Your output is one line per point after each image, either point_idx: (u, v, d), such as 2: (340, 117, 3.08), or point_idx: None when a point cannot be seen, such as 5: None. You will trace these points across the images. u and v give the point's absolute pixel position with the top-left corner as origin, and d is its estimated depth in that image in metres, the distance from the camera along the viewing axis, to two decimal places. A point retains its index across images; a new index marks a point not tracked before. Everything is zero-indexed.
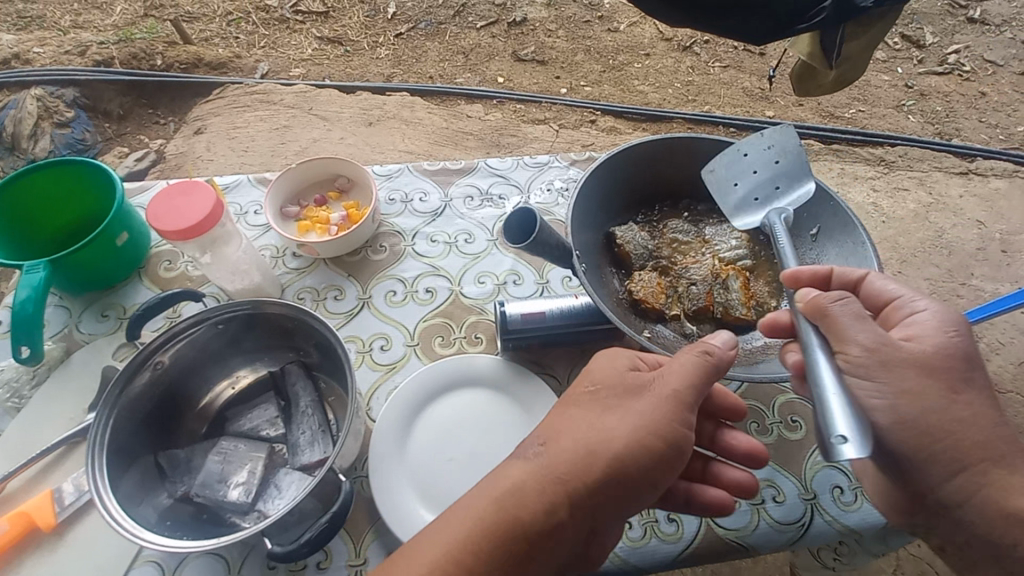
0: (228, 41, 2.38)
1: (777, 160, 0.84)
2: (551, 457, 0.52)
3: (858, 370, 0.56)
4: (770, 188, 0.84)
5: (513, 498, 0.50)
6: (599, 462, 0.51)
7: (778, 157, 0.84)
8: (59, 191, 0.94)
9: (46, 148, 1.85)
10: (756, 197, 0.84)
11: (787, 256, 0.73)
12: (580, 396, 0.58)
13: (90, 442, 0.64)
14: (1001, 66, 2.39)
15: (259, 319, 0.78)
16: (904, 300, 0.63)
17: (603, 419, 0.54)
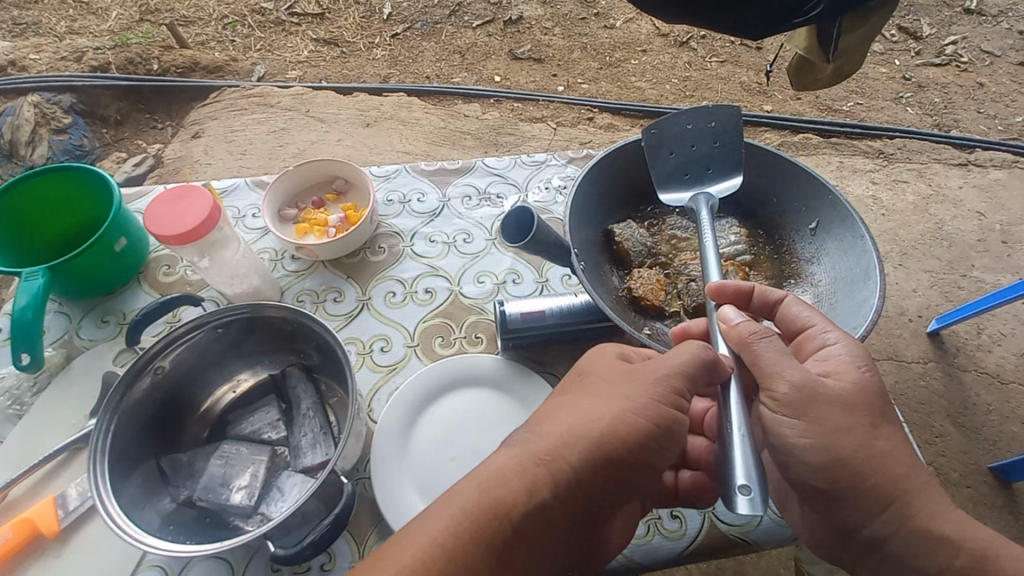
0: (225, 45, 2.38)
1: (716, 142, 0.86)
2: (537, 440, 0.51)
3: (786, 409, 0.57)
4: (700, 174, 0.87)
5: (497, 480, 0.47)
6: (585, 444, 0.50)
7: (720, 139, 0.86)
8: (56, 197, 0.94)
9: (44, 154, 1.85)
10: (686, 174, 0.87)
11: (711, 265, 0.74)
12: (571, 389, 0.58)
13: (91, 448, 0.64)
14: (998, 56, 2.38)
15: (258, 322, 0.78)
16: (815, 330, 0.65)
17: (591, 405, 0.54)
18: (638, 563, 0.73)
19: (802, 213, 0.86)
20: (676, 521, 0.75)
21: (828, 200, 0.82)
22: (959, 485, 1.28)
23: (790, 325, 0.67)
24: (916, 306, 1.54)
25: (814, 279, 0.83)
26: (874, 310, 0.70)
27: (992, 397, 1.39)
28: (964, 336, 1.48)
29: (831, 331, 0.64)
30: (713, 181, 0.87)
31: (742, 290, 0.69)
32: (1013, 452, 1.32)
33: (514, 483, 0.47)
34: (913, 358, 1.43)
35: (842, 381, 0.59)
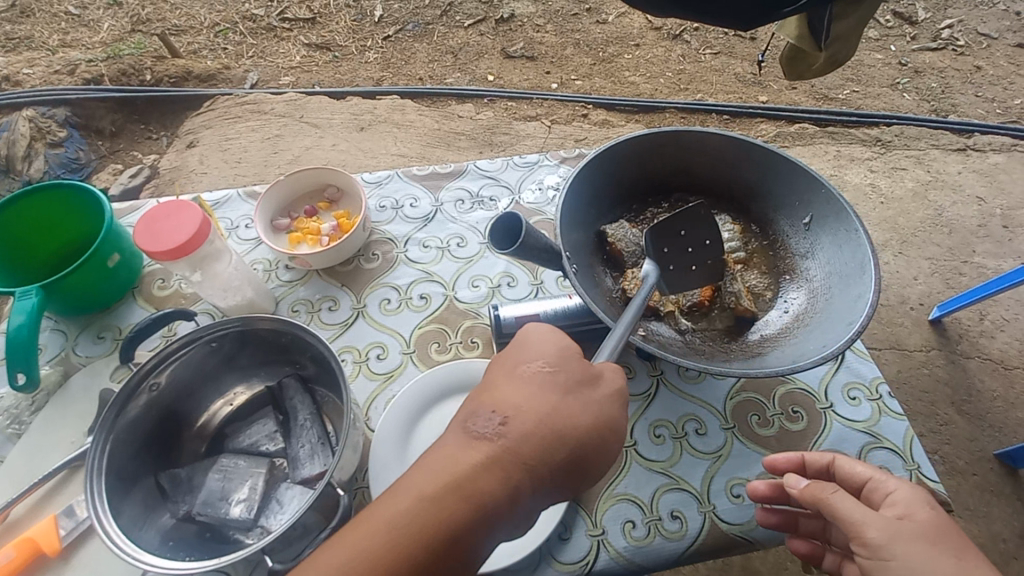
0: (217, 53, 2.37)
1: (707, 240, 0.81)
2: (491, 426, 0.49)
3: None
4: (679, 270, 0.80)
5: (448, 464, 0.47)
6: (531, 418, 0.49)
7: (709, 238, 0.81)
8: (47, 214, 0.94)
9: (40, 169, 1.84)
10: (663, 249, 0.79)
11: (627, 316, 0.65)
12: (505, 367, 0.54)
13: (88, 469, 0.63)
14: (995, 39, 2.36)
15: (250, 336, 0.78)
16: (878, 479, 0.60)
17: (522, 386, 0.52)
18: (638, 565, 0.72)
19: (794, 209, 0.85)
20: (677, 522, 0.74)
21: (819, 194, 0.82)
22: (966, 474, 1.28)
23: (851, 480, 0.63)
24: (917, 294, 1.53)
25: (810, 277, 0.82)
26: (869, 306, 0.70)
27: (997, 383, 1.38)
28: (967, 322, 1.47)
29: (890, 478, 0.60)
30: (696, 283, 0.81)
31: (792, 456, 0.70)
32: (1018, 438, 1.32)
33: (467, 504, 0.45)
34: (915, 346, 1.42)
35: (918, 519, 0.55)
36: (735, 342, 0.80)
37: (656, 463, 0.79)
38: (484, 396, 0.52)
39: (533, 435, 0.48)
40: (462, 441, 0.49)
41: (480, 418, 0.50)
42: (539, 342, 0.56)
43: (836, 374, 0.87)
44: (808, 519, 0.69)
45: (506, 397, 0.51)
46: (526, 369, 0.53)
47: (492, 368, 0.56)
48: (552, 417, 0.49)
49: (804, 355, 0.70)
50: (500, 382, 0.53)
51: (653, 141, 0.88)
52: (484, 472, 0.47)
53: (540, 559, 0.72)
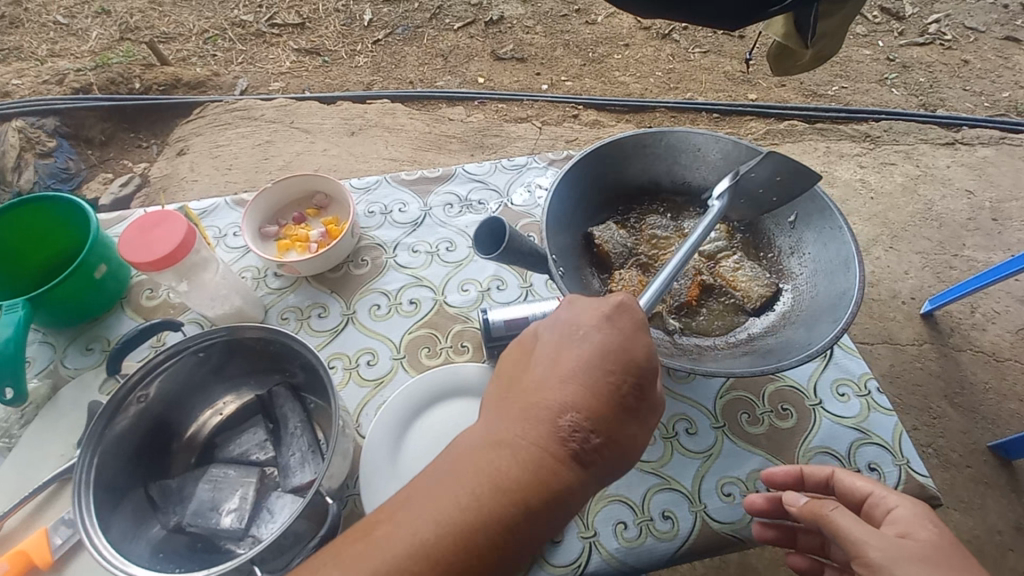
0: (206, 60, 2.37)
1: (773, 199, 0.85)
2: (573, 435, 0.49)
3: None
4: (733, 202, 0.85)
5: (530, 467, 0.48)
6: (610, 435, 0.50)
7: (779, 198, 0.84)
8: (34, 226, 0.93)
9: (30, 179, 1.83)
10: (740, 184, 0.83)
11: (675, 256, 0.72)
12: (589, 364, 0.52)
13: (75, 484, 0.63)
14: (982, 32, 2.38)
15: (237, 345, 0.77)
16: (878, 494, 0.60)
17: (605, 396, 0.51)
18: (630, 566, 0.72)
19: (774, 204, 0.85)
20: (668, 522, 0.75)
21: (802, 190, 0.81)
22: (960, 466, 1.28)
23: (851, 495, 0.63)
24: (909, 289, 1.54)
25: (795, 276, 0.83)
26: (854, 302, 0.70)
27: (988, 374, 1.39)
28: (959, 315, 1.48)
29: (890, 494, 0.60)
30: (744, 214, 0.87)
31: (791, 470, 0.70)
32: (1011, 430, 1.33)
33: (545, 511, 0.47)
34: (907, 340, 1.43)
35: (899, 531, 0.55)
36: (723, 341, 0.80)
37: (647, 463, 0.79)
38: (564, 397, 0.51)
39: (605, 441, 0.50)
40: (547, 446, 0.49)
41: (554, 412, 0.50)
42: (621, 331, 0.54)
43: (824, 371, 0.87)
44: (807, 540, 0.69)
45: (590, 406, 0.50)
46: (605, 367, 0.52)
47: (559, 350, 0.55)
48: (622, 421, 0.51)
49: (789, 353, 0.71)
50: (583, 383, 0.51)
51: (638, 143, 0.88)
52: (558, 469, 0.48)
53: (533, 562, 0.72)
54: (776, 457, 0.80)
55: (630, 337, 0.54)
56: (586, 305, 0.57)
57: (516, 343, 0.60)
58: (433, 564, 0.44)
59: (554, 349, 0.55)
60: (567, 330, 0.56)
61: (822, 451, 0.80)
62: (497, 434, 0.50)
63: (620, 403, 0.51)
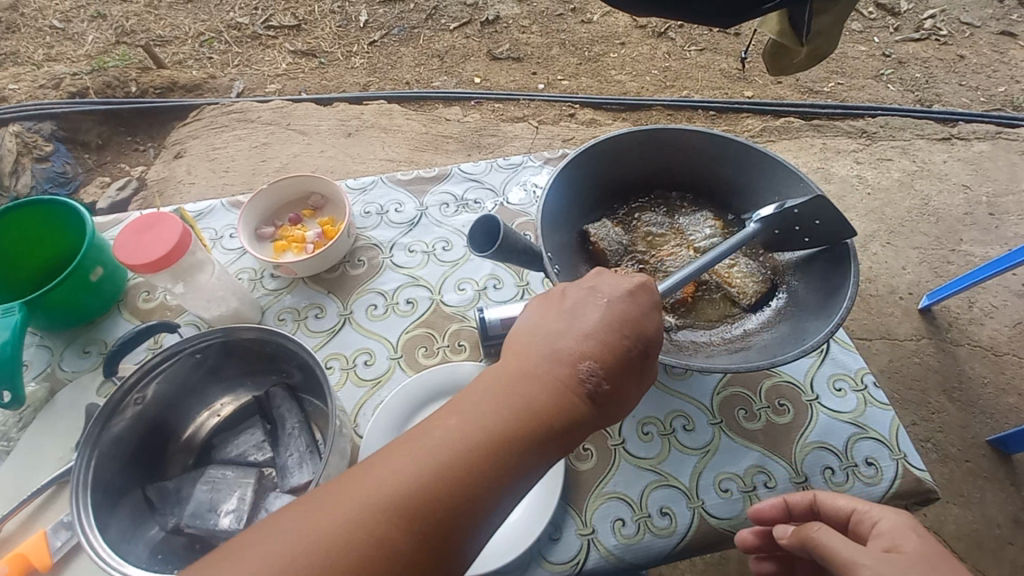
0: (202, 62, 2.37)
1: (806, 238, 0.80)
2: (584, 379, 0.50)
3: None
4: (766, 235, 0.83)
5: (542, 406, 0.48)
6: (616, 383, 0.52)
7: (811, 237, 0.79)
8: (30, 230, 0.93)
9: (28, 184, 1.83)
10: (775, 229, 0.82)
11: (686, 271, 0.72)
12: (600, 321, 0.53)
13: (74, 485, 0.63)
14: (978, 27, 2.38)
15: (233, 346, 0.77)
16: (861, 510, 0.60)
17: (615, 347, 0.52)
18: (628, 563, 0.73)
19: (808, 244, 0.81)
20: (666, 518, 0.75)
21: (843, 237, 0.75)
22: (958, 460, 1.29)
23: (836, 515, 0.63)
24: (906, 284, 1.54)
25: (791, 275, 0.83)
26: (848, 298, 0.70)
27: (986, 369, 1.40)
28: (957, 310, 1.48)
29: (873, 507, 0.60)
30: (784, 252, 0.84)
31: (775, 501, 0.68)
32: (1010, 424, 1.33)
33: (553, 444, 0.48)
34: (905, 335, 1.44)
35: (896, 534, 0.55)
36: (719, 337, 0.80)
37: (644, 460, 0.79)
38: (577, 344, 0.52)
39: (612, 393, 0.51)
40: (562, 387, 0.50)
41: (569, 360, 0.51)
42: (639, 305, 0.56)
43: (821, 366, 0.87)
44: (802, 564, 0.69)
45: (602, 356, 0.51)
46: (620, 330, 0.53)
47: (577, 312, 0.55)
48: (629, 378, 0.53)
49: (785, 349, 0.71)
50: (597, 333, 0.53)
51: (633, 142, 0.88)
52: (568, 412, 0.49)
53: (531, 560, 0.72)
54: (773, 453, 0.80)
55: (644, 313, 0.55)
56: (610, 286, 0.57)
57: (539, 297, 0.59)
58: (449, 483, 0.44)
59: (572, 312, 0.55)
60: (589, 295, 0.56)
61: (819, 446, 0.80)
62: (513, 375, 0.50)
63: (630, 362, 0.53)
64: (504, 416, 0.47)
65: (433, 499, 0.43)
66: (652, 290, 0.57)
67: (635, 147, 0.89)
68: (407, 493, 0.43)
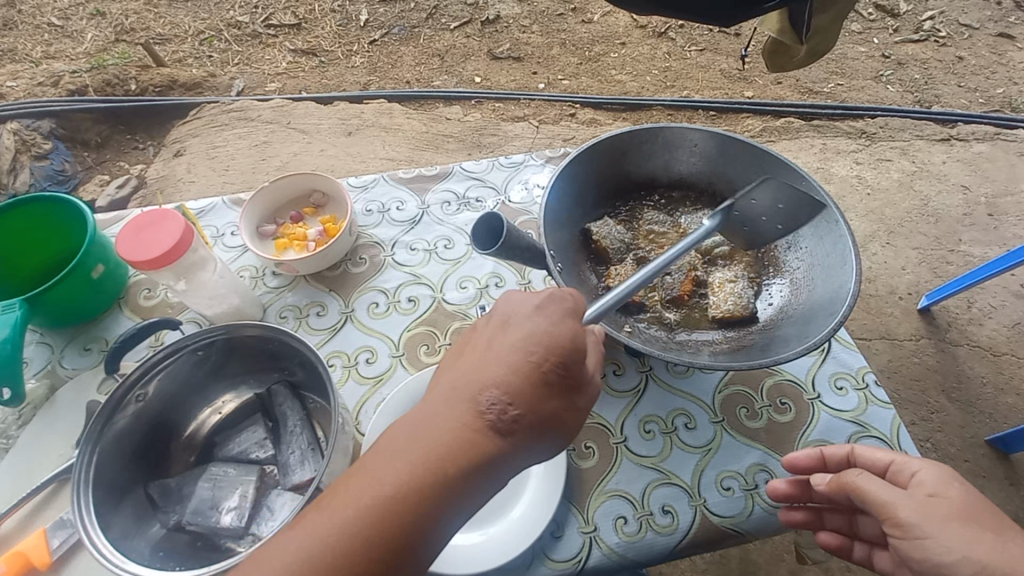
0: (202, 61, 2.36)
1: (780, 224, 0.84)
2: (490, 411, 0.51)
3: None
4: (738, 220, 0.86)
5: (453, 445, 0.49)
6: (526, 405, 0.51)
7: (783, 223, 0.84)
8: (27, 230, 0.93)
9: (26, 182, 1.82)
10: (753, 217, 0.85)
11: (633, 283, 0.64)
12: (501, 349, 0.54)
13: (75, 481, 0.63)
14: (976, 29, 2.39)
15: (236, 343, 0.77)
16: (900, 462, 0.62)
17: (518, 367, 0.52)
18: (631, 560, 0.73)
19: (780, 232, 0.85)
20: (668, 516, 0.75)
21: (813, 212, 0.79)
22: (958, 460, 1.29)
23: (874, 466, 0.64)
24: (906, 284, 1.55)
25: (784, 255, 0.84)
26: (851, 296, 0.70)
27: (986, 369, 1.40)
28: (956, 310, 1.49)
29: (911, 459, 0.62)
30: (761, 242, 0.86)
31: (811, 454, 0.70)
32: (1009, 424, 1.33)
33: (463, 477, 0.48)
34: (905, 335, 1.44)
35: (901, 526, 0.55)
36: (719, 335, 0.80)
37: (646, 458, 0.79)
38: (482, 374, 0.52)
39: (522, 418, 0.51)
40: (469, 423, 0.51)
41: (474, 396, 0.52)
42: (549, 317, 0.54)
43: (823, 365, 0.88)
44: (829, 513, 0.69)
45: (512, 383, 0.51)
46: (526, 348, 0.52)
47: (494, 338, 0.55)
48: (542, 398, 0.51)
49: (785, 348, 0.71)
50: (503, 362, 0.52)
51: (636, 140, 0.89)
52: (476, 447, 0.50)
53: (533, 558, 0.72)
54: (775, 451, 0.80)
55: (555, 322, 0.54)
56: (522, 298, 0.57)
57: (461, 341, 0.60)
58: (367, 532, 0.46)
59: (488, 339, 0.56)
60: (505, 318, 0.57)
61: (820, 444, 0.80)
62: (424, 421, 0.52)
63: (540, 382, 0.52)
64: (416, 462, 0.49)
65: (343, 561, 0.45)
66: (560, 297, 0.56)
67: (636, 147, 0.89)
68: (320, 553, 0.45)
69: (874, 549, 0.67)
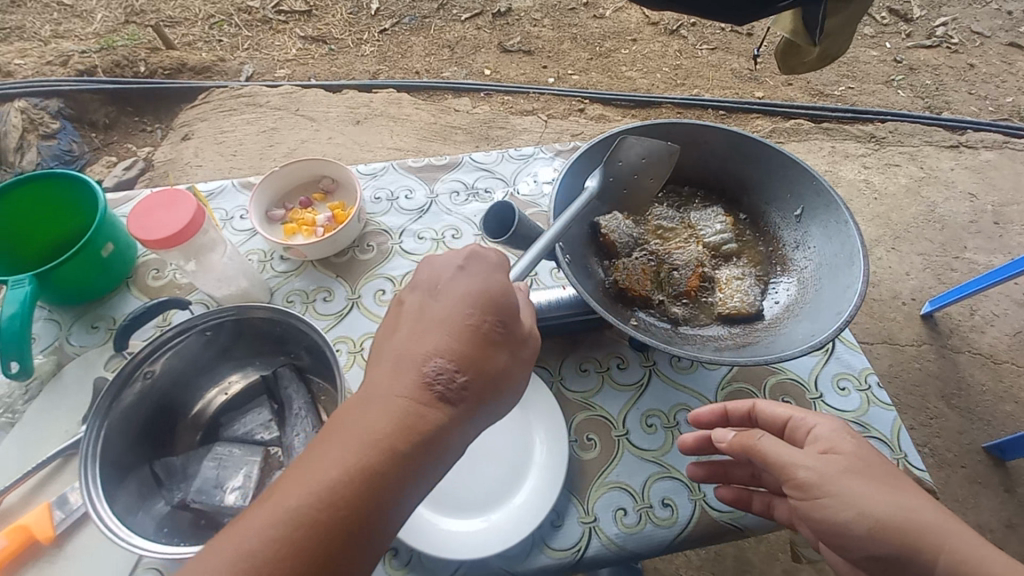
0: (211, 45, 2.36)
1: (797, 211, 0.84)
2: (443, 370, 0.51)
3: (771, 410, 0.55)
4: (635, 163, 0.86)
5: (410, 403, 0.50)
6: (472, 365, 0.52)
7: (799, 207, 0.84)
8: (37, 206, 0.93)
9: (33, 161, 1.82)
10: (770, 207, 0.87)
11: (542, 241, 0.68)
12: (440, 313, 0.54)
13: (82, 455, 0.63)
14: (988, 37, 2.37)
15: (245, 325, 0.78)
16: (797, 417, 0.61)
17: (460, 325, 0.53)
18: (630, 551, 0.73)
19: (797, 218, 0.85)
20: (668, 509, 0.75)
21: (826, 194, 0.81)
22: (954, 465, 1.30)
23: (773, 422, 0.64)
24: (909, 289, 1.55)
25: (798, 248, 0.84)
26: (858, 295, 0.70)
27: (986, 376, 1.40)
28: (957, 317, 1.49)
29: (808, 415, 0.61)
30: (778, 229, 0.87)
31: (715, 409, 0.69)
32: (1007, 431, 1.34)
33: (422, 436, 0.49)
34: (906, 341, 1.44)
35: None
36: (726, 332, 0.80)
37: (648, 451, 0.80)
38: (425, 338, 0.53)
39: (471, 382, 0.52)
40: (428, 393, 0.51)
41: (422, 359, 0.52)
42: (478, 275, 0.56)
43: (826, 365, 0.88)
44: (736, 466, 0.70)
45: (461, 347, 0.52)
46: (466, 309, 0.54)
47: (424, 308, 0.56)
48: (488, 358, 0.53)
49: (792, 346, 0.71)
50: (447, 327, 0.53)
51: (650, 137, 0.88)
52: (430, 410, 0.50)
53: (532, 547, 0.72)
54: None
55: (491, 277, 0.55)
56: (443, 262, 0.58)
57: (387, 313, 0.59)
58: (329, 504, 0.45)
59: (418, 307, 0.56)
60: (431, 280, 0.57)
61: None
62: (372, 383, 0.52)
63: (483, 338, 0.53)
64: (372, 436, 0.48)
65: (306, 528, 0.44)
66: (487, 252, 0.58)
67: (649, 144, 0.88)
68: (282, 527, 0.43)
69: (773, 498, 0.67)
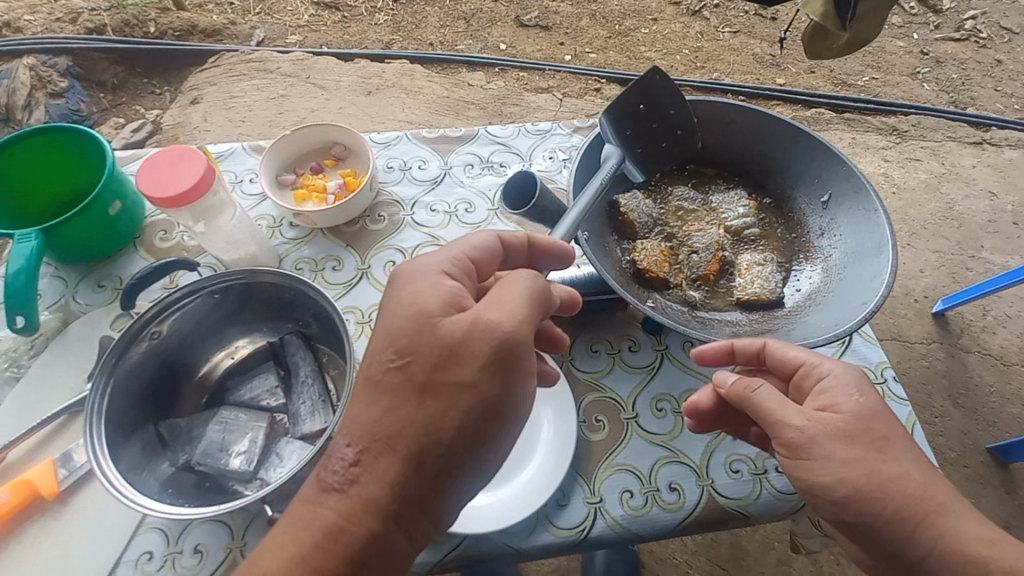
0: (223, 7, 2.30)
1: (823, 198, 0.82)
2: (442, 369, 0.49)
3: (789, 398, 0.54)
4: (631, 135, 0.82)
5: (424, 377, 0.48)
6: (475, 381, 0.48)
7: (827, 193, 0.82)
8: (44, 159, 0.91)
9: (41, 119, 1.80)
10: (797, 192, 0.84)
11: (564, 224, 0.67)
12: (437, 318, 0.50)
13: (87, 412, 0.63)
14: (1019, 33, 2.30)
15: (255, 289, 0.77)
16: (810, 365, 0.60)
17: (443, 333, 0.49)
18: (634, 533, 0.73)
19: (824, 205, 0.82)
20: (674, 493, 0.75)
21: (856, 180, 0.78)
22: (957, 465, 1.29)
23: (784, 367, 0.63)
24: (922, 287, 1.53)
25: (823, 236, 0.82)
26: (885, 285, 0.68)
27: (995, 378, 1.39)
28: (970, 317, 1.47)
29: (824, 362, 0.60)
30: (804, 216, 0.84)
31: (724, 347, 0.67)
32: (1012, 434, 1.33)
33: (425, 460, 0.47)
34: (917, 338, 1.42)
35: None
36: (744, 317, 0.78)
37: (656, 435, 0.79)
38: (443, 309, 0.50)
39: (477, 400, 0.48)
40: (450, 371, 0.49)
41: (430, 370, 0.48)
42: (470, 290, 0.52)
43: (841, 357, 0.86)
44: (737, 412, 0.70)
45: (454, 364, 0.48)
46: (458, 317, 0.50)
47: (418, 294, 0.51)
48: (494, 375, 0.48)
49: (813, 334, 0.70)
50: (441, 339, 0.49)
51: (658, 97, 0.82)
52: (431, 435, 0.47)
53: (536, 525, 0.72)
54: None
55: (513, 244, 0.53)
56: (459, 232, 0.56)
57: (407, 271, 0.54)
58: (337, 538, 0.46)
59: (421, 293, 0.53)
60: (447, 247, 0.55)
61: None
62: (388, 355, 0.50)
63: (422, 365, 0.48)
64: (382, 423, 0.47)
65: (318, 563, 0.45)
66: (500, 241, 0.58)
67: (652, 100, 0.82)
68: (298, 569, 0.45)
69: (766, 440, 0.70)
